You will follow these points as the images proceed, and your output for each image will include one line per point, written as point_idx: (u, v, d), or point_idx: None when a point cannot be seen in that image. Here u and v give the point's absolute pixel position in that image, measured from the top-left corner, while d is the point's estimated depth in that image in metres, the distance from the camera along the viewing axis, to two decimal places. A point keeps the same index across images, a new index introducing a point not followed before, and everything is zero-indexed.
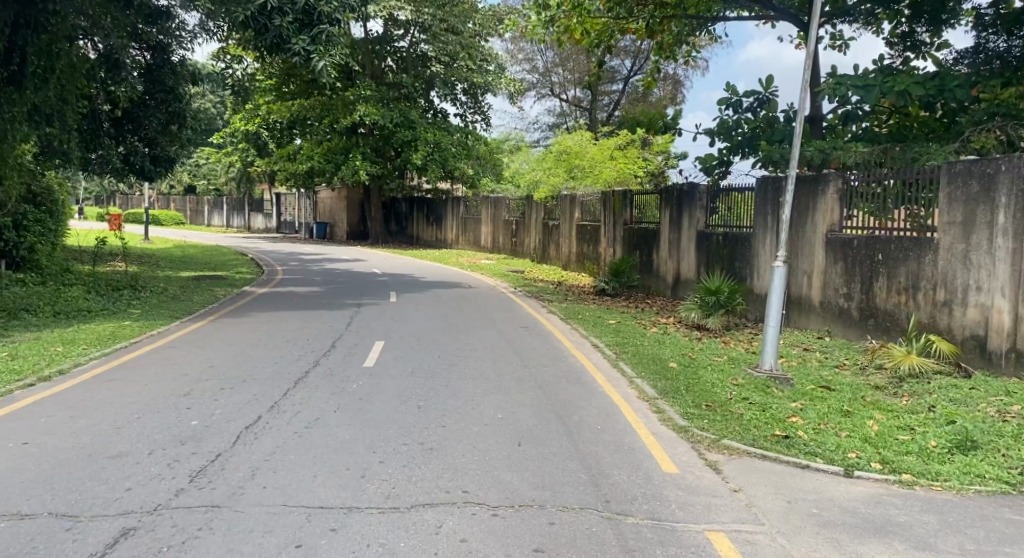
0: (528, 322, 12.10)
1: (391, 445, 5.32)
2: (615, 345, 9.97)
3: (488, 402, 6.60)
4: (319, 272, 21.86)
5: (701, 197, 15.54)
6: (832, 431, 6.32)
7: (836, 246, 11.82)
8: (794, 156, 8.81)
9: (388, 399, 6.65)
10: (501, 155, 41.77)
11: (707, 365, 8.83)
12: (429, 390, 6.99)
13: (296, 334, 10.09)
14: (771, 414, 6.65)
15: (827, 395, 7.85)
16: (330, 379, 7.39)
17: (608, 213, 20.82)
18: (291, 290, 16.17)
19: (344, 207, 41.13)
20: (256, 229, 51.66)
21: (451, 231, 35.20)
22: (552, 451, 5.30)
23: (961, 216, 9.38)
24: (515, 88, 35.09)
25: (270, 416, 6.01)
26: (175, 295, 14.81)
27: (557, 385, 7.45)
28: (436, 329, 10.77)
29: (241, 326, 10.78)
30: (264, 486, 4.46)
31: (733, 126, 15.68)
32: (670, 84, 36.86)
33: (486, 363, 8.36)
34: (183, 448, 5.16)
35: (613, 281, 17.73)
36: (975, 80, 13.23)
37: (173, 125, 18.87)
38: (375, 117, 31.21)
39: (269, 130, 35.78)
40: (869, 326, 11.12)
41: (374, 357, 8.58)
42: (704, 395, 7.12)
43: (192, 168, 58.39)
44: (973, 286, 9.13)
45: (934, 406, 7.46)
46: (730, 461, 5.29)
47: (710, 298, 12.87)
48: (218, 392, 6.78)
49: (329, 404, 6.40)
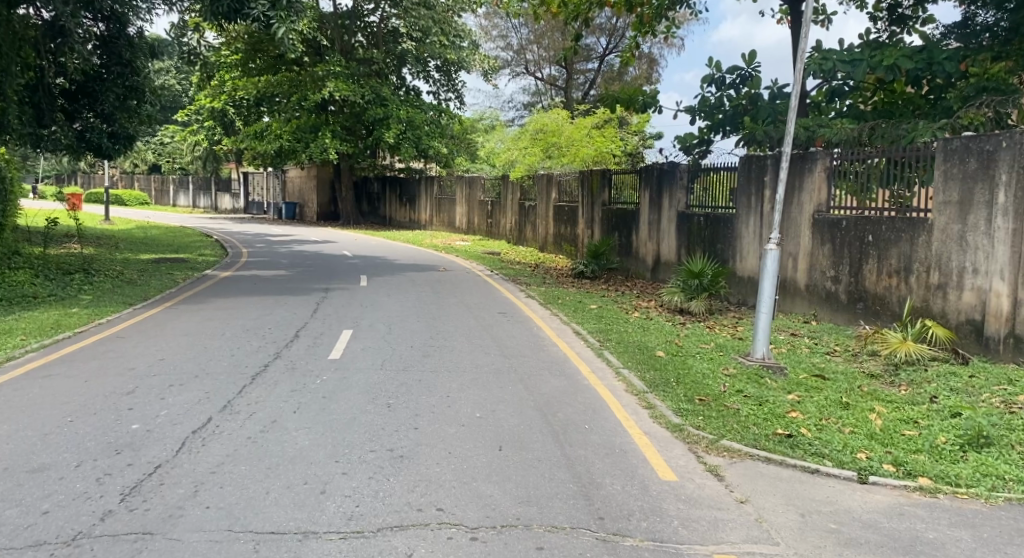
0: (506, 308, 11.52)
1: (356, 453, 4.74)
2: (598, 332, 9.45)
3: (465, 400, 6.04)
4: (287, 253, 21.05)
5: (681, 177, 15.05)
6: (836, 427, 5.87)
7: (823, 227, 11.39)
8: (787, 132, 8.25)
9: (354, 397, 6.05)
10: (474, 135, 40.98)
11: (695, 353, 8.36)
12: (401, 386, 6.41)
13: (258, 323, 9.41)
14: (769, 408, 6.19)
15: (822, 385, 7.43)
16: (292, 375, 6.76)
17: (586, 193, 20.29)
18: (255, 274, 15.41)
19: (314, 187, 40.06)
20: (223, 209, 50.29)
21: (424, 212, 34.43)
22: (536, 457, 4.76)
23: (958, 194, 8.98)
24: (490, 65, 34.32)
25: (221, 418, 5.38)
26: (131, 279, 13.98)
27: (539, 378, 6.92)
28: (408, 316, 10.15)
29: (199, 313, 10.08)
30: (207, 507, 3.86)
31: (715, 104, 15.18)
32: (646, 63, 36.19)
33: (463, 354, 7.80)
34: (117, 458, 4.51)
35: (592, 264, 17.18)
36: (964, 54, 12.89)
37: (132, 100, 17.83)
38: (346, 94, 30.17)
39: (235, 108, 34.57)
40: (857, 310, 10.75)
41: (341, 348, 7.96)
42: (696, 388, 6.64)
43: (156, 146, 56.63)
44: (970, 268, 8.76)
45: (935, 396, 7.07)
46: (733, 465, 4.81)
47: (692, 281, 12.46)
48: (164, 390, 6.12)
49: (289, 404, 5.80)
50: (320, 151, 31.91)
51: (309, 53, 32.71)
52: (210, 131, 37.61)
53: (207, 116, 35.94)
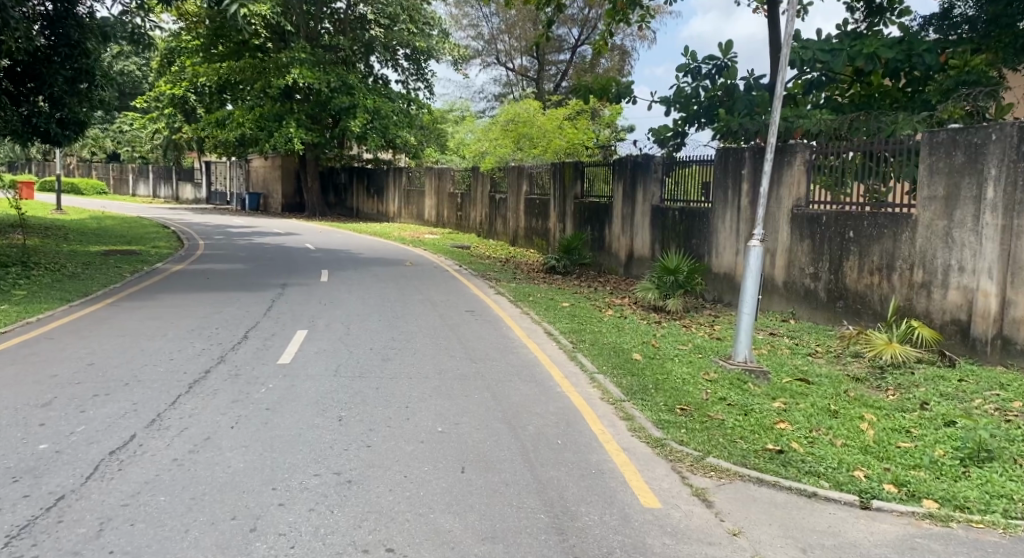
0: (474, 305, 10.96)
1: (298, 478, 4.16)
2: (571, 332, 8.93)
3: (425, 412, 5.48)
4: (246, 246, 20.21)
5: (655, 170, 14.61)
6: (826, 439, 5.43)
7: (802, 222, 11.02)
8: (772, 121, 7.75)
9: (303, 409, 5.46)
10: (445, 126, 40.25)
11: (674, 356, 7.88)
12: (355, 395, 5.83)
13: (206, 322, 8.71)
14: (755, 418, 5.74)
15: (806, 390, 7.01)
16: (235, 382, 6.12)
17: (557, 185, 19.81)
18: (209, 267, 14.61)
19: (278, 177, 39.03)
20: (184, 200, 48.91)
21: (392, 204, 33.67)
22: (503, 481, 4.23)
23: (943, 189, 8.64)
24: (460, 54, 33.59)
25: (146, 435, 4.75)
26: (74, 272, 13.10)
27: (507, 385, 6.38)
28: (368, 315, 9.54)
29: (141, 311, 9.33)
30: (111, 551, 3.24)
31: (689, 95, 14.75)
32: (618, 55, 35.73)
33: (425, 358, 7.22)
34: (12, 488, 3.87)
35: (564, 259, 16.65)
36: (943, 45, 12.62)
37: (81, 84, 16.83)
38: (311, 81, 29.24)
39: (196, 95, 33.37)
40: (836, 308, 10.41)
41: (292, 351, 7.33)
42: (676, 395, 6.18)
43: (114, 134, 54.99)
44: (955, 266, 8.43)
45: (925, 402, 6.69)
46: (722, 487, 4.32)
47: (667, 278, 12.04)
48: (87, 401, 5.45)
49: (227, 418, 5.18)
50: (284, 141, 30.91)
51: (273, 39, 31.67)
52: (170, 118, 36.32)
53: (167, 103, 34.64)
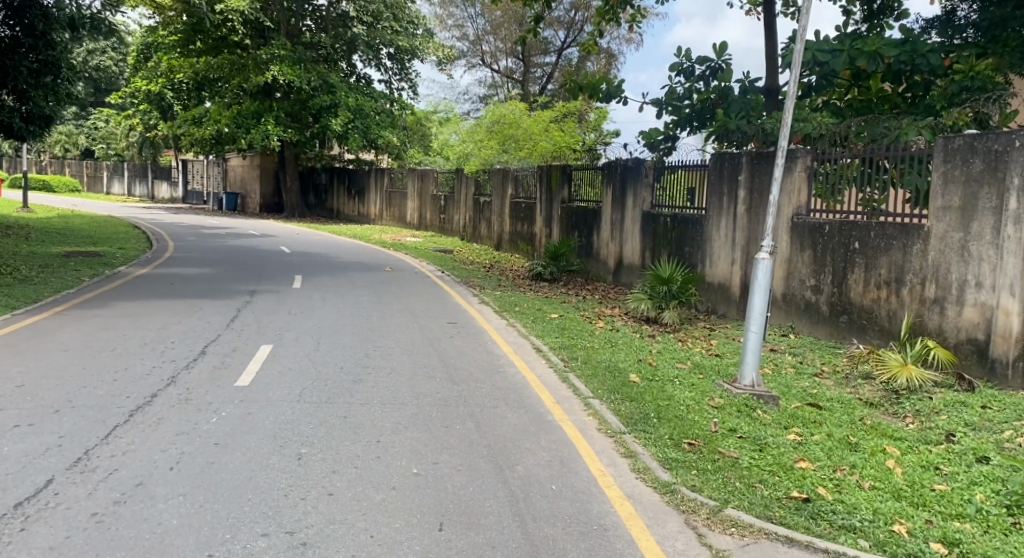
0: (456, 316, 10.25)
1: (242, 540, 3.44)
2: (561, 348, 8.27)
3: (398, 448, 4.79)
4: (217, 248, 19.35)
5: (647, 174, 13.99)
6: (852, 481, 4.80)
7: (803, 232, 10.45)
8: (785, 121, 7.02)
9: (259, 445, 4.74)
10: (429, 126, 39.51)
11: (674, 377, 7.24)
12: (320, 427, 5.13)
13: (160, 335, 7.94)
14: (771, 456, 5.09)
15: (819, 418, 6.40)
16: (182, 410, 5.37)
17: (543, 189, 19.13)
18: (176, 271, 13.78)
19: (256, 176, 38.07)
20: (160, 199, 47.77)
21: (373, 205, 32.88)
22: (489, 543, 3.54)
23: (959, 200, 8.09)
24: (445, 54, 32.92)
25: (67, 481, 4.00)
26: (26, 275, 12.21)
27: (492, 413, 5.69)
28: (341, 328, 8.82)
29: (92, 322, 8.54)
30: None
31: (682, 97, 14.18)
32: (604, 58, 35.21)
33: (402, 380, 6.52)
34: None
35: (551, 266, 15.92)
36: (947, 49, 12.15)
37: (47, 76, 15.85)
38: (291, 79, 28.39)
39: (173, 91, 32.42)
40: (839, 324, 9.84)
41: (252, 371, 6.58)
42: (682, 427, 5.52)
43: (88, 130, 53.70)
44: (971, 281, 7.88)
45: (950, 432, 6.09)
46: (747, 549, 3.66)
47: (660, 287, 11.39)
48: (4, 435, 4.67)
49: (168, 457, 4.44)
50: (262, 138, 30.01)
51: (252, 36, 30.65)
52: (145, 114, 35.28)
53: (143, 100, 33.70)
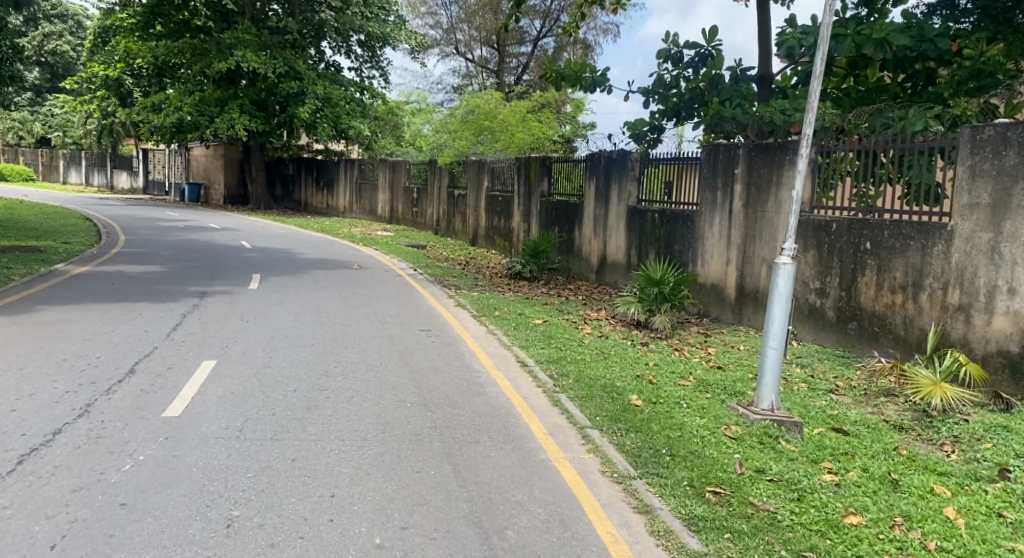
0: (429, 323, 9.22)
1: None
2: (548, 363, 7.31)
3: (357, 506, 3.80)
4: (173, 243, 18.07)
5: (632, 167, 13.05)
6: (916, 541, 3.92)
7: (808, 230, 9.63)
8: (809, 106, 6.09)
9: (177, 506, 3.72)
10: (401, 116, 38.34)
11: (679, 399, 6.31)
12: (260, 477, 4.12)
13: (86, 348, 6.83)
14: (814, 509, 4.19)
15: (849, 448, 5.54)
16: (88, 454, 4.31)
17: (522, 181, 18.10)
18: (122, 269, 12.57)
19: (220, 166, 36.47)
20: (120, 190, 45.88)
21: (342, 198, 31.64)
22: None
23: (989, 196, 7.27)
24: (418, 42, 31.71)
25: None
26: None
27: (475, 451, 4.72)
28: (298, 338, 7.77)
29: (8, 332, 7.39)
30: None
31: (670, 86, 13.29)
32: (581, 48, 34.27)
33: (366, 406, 5.53)
34: None
35: (530, 263, 14.92)
36: (955, 33, 11.39)
37: None
38: (255, 65, 26.98)
39: (132, 76, 30.87)
40: (848, 330, 9.03)
41: (186, 396, 5.51)
42: (701, 469, 4.60)
43: (44, 117, 51.21)
44: (1003, 287, 7.07)
45: (1002, 466, 5.25)
46: None
47: (651, 289, 10.47)
48: None
49: (50, 531, 3.38)
50: (226, 127, 28.60)
51: (216, 20, 29.38)
52: (103, 101, 33.46)
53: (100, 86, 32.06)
